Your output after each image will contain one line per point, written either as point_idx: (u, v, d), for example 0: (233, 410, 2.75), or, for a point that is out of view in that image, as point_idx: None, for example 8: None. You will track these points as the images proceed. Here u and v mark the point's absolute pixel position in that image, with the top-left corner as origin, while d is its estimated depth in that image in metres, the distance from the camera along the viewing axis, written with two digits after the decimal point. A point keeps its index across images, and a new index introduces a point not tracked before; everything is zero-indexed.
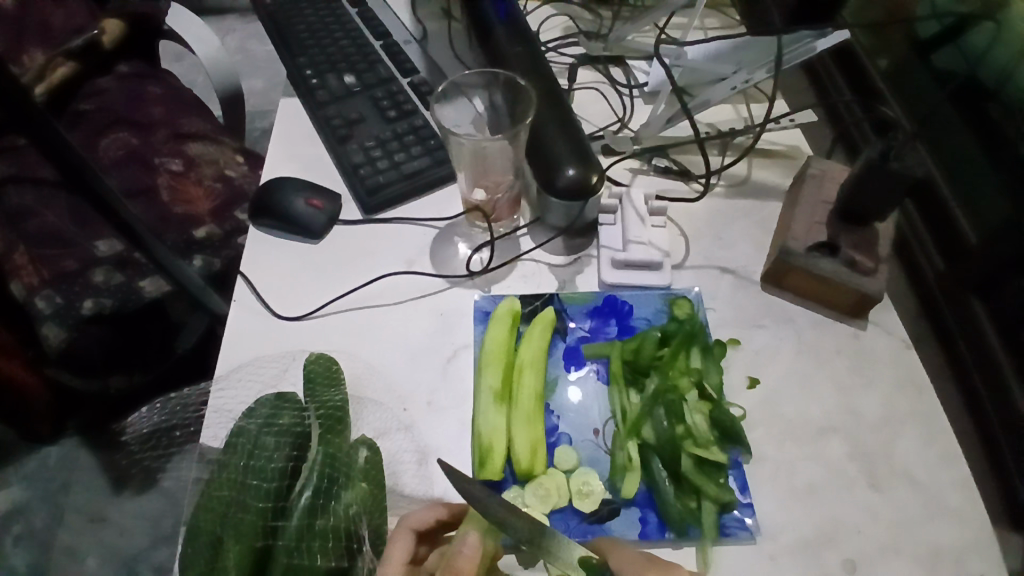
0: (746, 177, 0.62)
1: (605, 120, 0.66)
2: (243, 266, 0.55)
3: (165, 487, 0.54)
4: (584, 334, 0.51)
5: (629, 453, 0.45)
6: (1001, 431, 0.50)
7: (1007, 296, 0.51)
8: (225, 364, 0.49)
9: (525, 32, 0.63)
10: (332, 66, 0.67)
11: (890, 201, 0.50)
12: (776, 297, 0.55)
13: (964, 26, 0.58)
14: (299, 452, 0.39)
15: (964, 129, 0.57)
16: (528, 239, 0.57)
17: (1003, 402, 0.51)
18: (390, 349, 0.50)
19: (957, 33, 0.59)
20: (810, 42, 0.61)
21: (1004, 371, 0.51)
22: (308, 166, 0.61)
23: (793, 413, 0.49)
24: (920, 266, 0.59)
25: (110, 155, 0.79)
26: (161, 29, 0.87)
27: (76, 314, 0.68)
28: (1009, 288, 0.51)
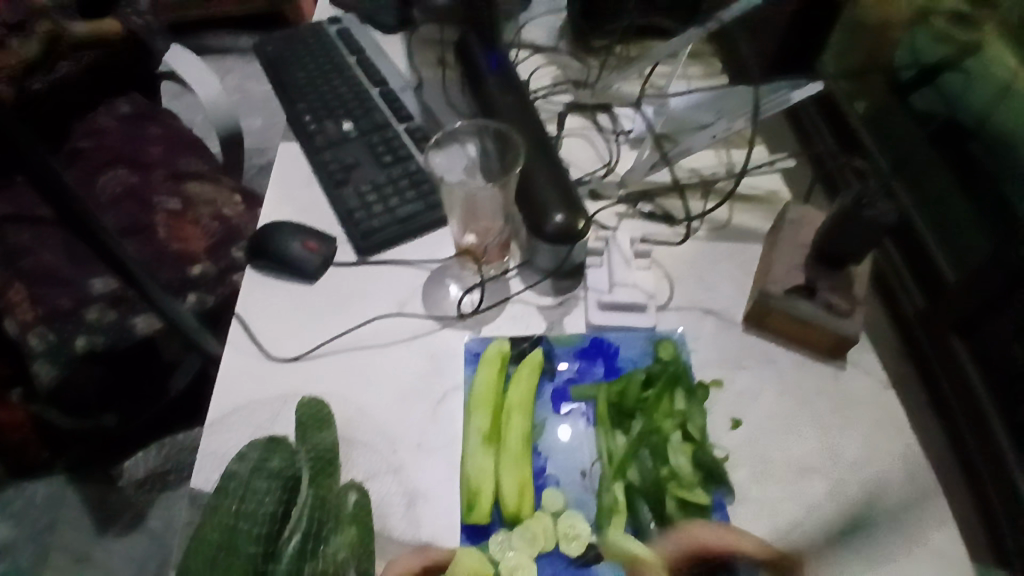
0: (728, 221, 0.64)
1: (592, 165, 0.68)
2: (240, 307, 0.56)
3: None
4: (572, 375, 0.52)
5: (615, 495, 0.45)
6: None
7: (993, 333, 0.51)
8: (218, 407, 0.50)
9: (515, 83, 0.66)
10: (330, 113, 0.70)
11: (864, 248, 0.52)
12: (758, 338, 0.56)
13: (940, 71, 0.63)
14: (290, 497, 0.40)
15: (944, 166, 0.59)
16: (518, 280, 0.59)
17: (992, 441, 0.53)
18: (381, 391, 0.51)
19: (933, 77, 0.64)
20: (786, 93, 0.62)
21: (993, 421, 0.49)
22: (304, 209, 0.63)
23: (775, 453, 0.50)
24: (899, 299, 0.60)
25: (108, 192, 0.81)
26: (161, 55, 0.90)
27: (70, 351, 0.69)
28: (993, 328, 0.51)
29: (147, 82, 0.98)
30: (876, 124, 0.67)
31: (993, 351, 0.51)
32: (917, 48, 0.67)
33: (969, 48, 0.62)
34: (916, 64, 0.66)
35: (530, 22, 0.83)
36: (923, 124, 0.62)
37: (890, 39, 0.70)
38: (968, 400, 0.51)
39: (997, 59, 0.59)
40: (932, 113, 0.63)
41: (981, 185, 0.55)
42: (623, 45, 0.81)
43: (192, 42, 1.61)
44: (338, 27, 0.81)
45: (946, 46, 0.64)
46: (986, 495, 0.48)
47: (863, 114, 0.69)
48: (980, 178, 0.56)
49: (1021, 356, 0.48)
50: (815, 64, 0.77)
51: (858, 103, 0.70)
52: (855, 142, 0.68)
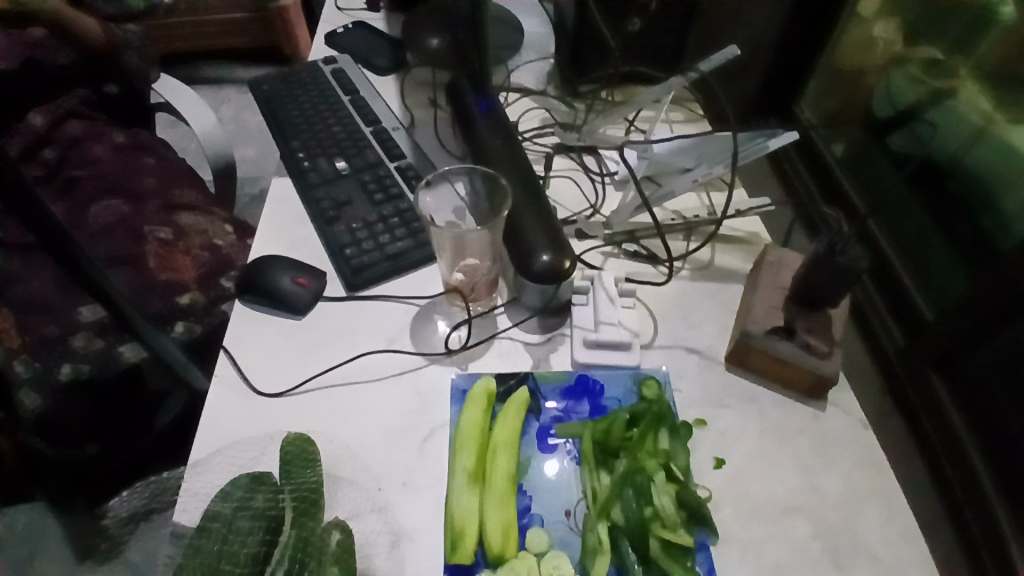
0: (710, 261, 0.66)
1: (578, 205, 0.70)
2: (227, 341, 0.56)
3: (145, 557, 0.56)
4: (558, 413, 0.52)
5: (599, 535, 0.45)
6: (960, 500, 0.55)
7: (971, 372, 0.60)
8: (204, 445, 0.49)
9: (506, 126, 0.68)
10: (324, 150, 0.72)
11: (840, 292, 0.54)
12: (740, 377, 0.57)
13: (913, 114, 0.70)
14: (272, 538, 0.41)
15: (920, 208, 0.69)
16: (505, 317, 0.60)
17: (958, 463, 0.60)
18: (367, 428, 0.51)
19: (907, 119, 0.71)
20: (763, 142, 0.65)
21: (964, 442, 0.60)
22: (296, 245, 0.64)
23: (758, 492, 0.50)
24: (880, 335, 0.67)
25: (99, 223, 0.81)
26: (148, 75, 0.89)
27: (53, 381, 0.69)
28: (975, 361, 0.59)
29: (140, 111, 0.97)
30: (856, 168, 0.74)
31: (982, 380, 0.59)
32: (893, 91, 0.73)
33: (941, 94, 0.67)
34: (893, 108, 0.73)
35: (520, 66, 0.85)
36: (899, 165, 0.71)
37: (865, 83, 0.76)
38: (950, 441, 0.61)
39: (971, 102, 0.64)
40: (908, 154, 0.70)
41: (958, 223, 0.65)
42: (609, 90, 0.83)
43: (188, 72, 1.64)
44: (333, 67, 0.83)
45: (921, 89, 0.69)
46: (965, 521, 0.59)
47: (842, 154, 0.76)
48: (956, 213, 0.65)
49: (1001, 391, 0.58)
50: (793, 109, 0.82)
51: (835, 145, 0.77)
52: (836, 191, 0.73)
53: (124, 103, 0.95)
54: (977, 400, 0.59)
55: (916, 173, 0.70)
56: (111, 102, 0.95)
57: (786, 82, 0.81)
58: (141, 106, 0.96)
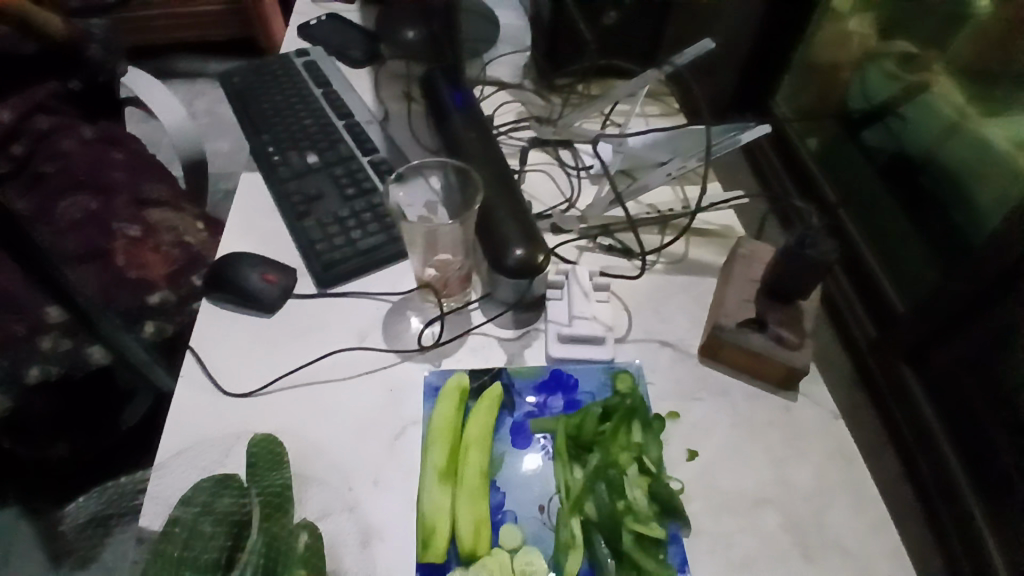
0: (684, 255, 0.66)
1: (553, 199, 0.70)
2: (194, 340, 0.55)
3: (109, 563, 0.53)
4: (531, 408, 0.52)
5: (572, 530, 0.45)
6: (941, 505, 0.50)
7: (938, 365, 0.53)
8: (167, 447, 0.48)
9: (480, 120, 0.67)
10: (295, 144, 0.70)
11: (809, 284, 0.54)
12: (712, 370, 0.57)
13: (887, 110, 0.67)
14: (235, 542, 0.41)
15: (891, 198, 0.64)
16: (479, 313, 0.59)
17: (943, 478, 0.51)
18: (338, 426, 0.50)
19: (881, 115, 0.68)
20: (735, 136, 0.65)
21: (939, 445, 0.52)
22: (266, 240, 0.63)
23: (730, 484, 0.50)
24: (854, 332, 0.63)
25: (68, 219, 0.79)
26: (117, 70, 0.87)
27: (20, 382, 0.67)
28: (939, 357, 0.53)
29: (107, 102, 0.93)
30: (830, 163, 0.72)
31: (953, 376, 0.51)
32: (867, 86, 0.70)
33: (914, 89, 0.65)
34: (866, 103, 0.70)
35: (495, 60, 0.85)
36: (871, 160, 0.68)
37: (840, 80, 0.74)
38: (920, 428, 0.53)
39: (945, 97, 0.61)
40: (881, 148, 0.67)
41: (930, 216, 0.60)
42: (584, 85, 0.84)
43: (161, 65, 1.60)
44: (305, 60, 0.82)
45: (895, 85, 0.67)
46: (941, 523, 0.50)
47: (816, 149, 0.74)
48: (928, 206, 0.61)
49: (971, 388, 0.50)
50: (769, 104, 0.80)
51: (810, 140, 0.76)
52: (810, 181, 0.72)
53: (90, 95, 0.91)
54: (950, 397, 0.52)
55: (889, 167, 0.66)
56: (76, 96, 0.91)
57: (761, 77, 0.80)
58: (108, 97, 0.92)
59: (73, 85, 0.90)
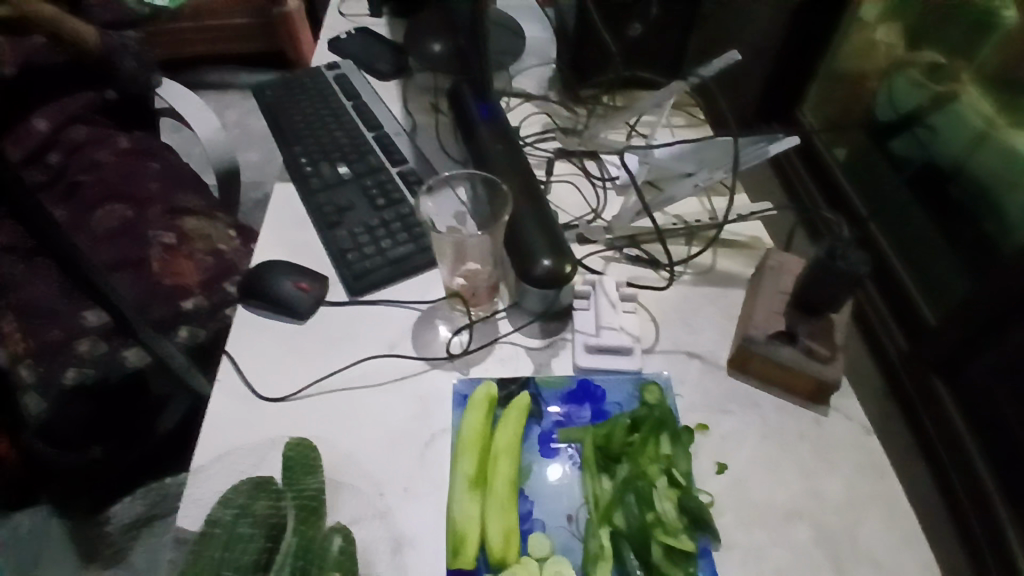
0: (712, 265, 0.66)
1: (580, 210, 0.70)
2: (230, 346, 0.57)
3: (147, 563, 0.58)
4: (559, 418, 0.52)
5: (601, 541, 0.45)
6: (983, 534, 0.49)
7: (974, 378, 0.53)
8: (205, 452, 0.50)
9: (507, 132, 0.68)
10: (326, 156, 0.72)
11: (840, 297, 0.54)
12: (741, 382, 0.57)
13: (915, 118, 0.66)
14: (273, 545, 0.42)
15: (923, 207, 0.64)
16: (506, 322, 0.60)
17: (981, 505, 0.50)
18: (369, 433, 0.51)
19: (907, 124, 0.67)
20: (763, 147, 0.65)
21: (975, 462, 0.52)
22: (298, 250, 0.65)
23: (760, 498, 0.50)
24: (885, 346, 0.62)
25: (104, 227, 0.82)
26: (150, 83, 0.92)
27: (59, 385, 0.70)
28: (973, 369, 0.53)
29: (141, 114, 0.97)
30: (855, 171, 0.73)
31: (991, 393, 0.52)
32: (894, 95, 0.69)
33: (943, 98, 0.64)
34: (893, 112, 0.70)
35: (521, 72, 0.87)
36: (900, 168, 0.67)
37: (866, 88, 0.73)
38: (953, 443, 0.53)
39: (974, 105, 0.61)
40: (909, 156, 0.67)
41: (961, 226, 0.60)
42: (610, 95, 0.84)
43: (193, 78, 1.65)
44: (335, 73, 0.84)
45: (921, 92, 0.66)
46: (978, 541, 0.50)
47: (844, 158, 0.74)
48: (961, 218, 0.60)
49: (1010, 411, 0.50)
50: (794, 114, 0.81)
51: (838, 149, 0.75)
52: (839, 195, 0.72)
53: (124, 107, 0.96)
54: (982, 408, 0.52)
55: (916, 176, 0.66)
56: (111, 106, 0.95)
57: (787, 87, 0.80)
58: (143, 110, 0.97)
59: (110, 95, 0.95)
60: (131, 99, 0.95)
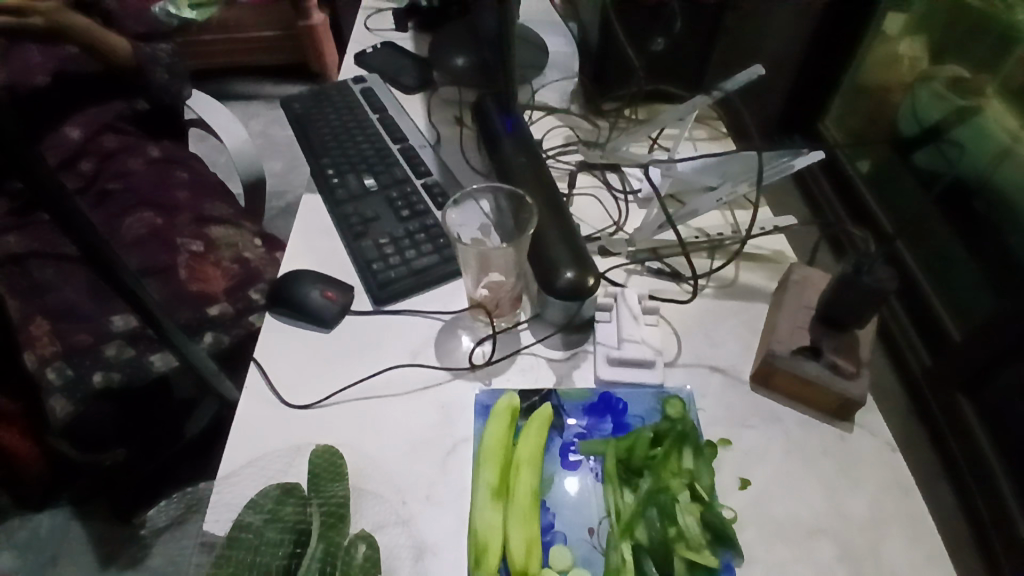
0: (734, 279, 0.66)
1: (601, 222, 0.71)
2: (257, 354, 0.58)
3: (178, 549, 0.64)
4: (581, 430, 0.53)
5: (623, 554, 0.45)
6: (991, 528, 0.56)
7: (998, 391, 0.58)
8: (234, 458, 0.51)
9: (530, 145, 0.69)
10: (352, 167, 0.74)
11: (866, 313, 0.53)
12: (764, 397, 0.57)
13: (940, 130, 0.69)
14: (300, 551, 0.43)
15: (947, 224, 0.69)
16: (528, 333, 0.61)
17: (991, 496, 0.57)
18: (391, 441, 0.52)
19: (933, 136, 0.70)
20: (788, 161, 0.64)
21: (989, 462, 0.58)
22: (324, 259, 0.66)
23: (783, 514, 0.49)
24: (908, 360, 0.65)
25: (132, 233, 0.84)
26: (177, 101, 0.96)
27: (85, 387, 0.72)
28: (1001, 382, 0.58)
29: (171, 124, 1.00)
30: (881, 190, 0.74)
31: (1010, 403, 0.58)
32: (918, 108, 0.72)
33: (968, 111, 0.67)
34: (918, 126, 0.72)
35: (544, 86, 0.87)
36: (928, 186, 0.70)
37: (891, 99, 0.75)
38: (968, 447, 0.60)
39: (997, 119, 0.64)
40: (935, 171, 0.69)
41: (982, 244, 0.65)
42: (632, 109, 0.85)
43: (220, 89, 1.69)
44: (362, 86, 0.86)
45: (945, 105, 0.69)
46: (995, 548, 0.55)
47: (867, 172, 0.76)
48: (984, 233, 0.65)
49: None
50: (817, 126, 0.82)
51: (861, 163, 0.77)
52: (864, 211, 0.73)
53: (155, 117, 0.99)
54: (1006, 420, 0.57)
55: (946, 196, 0.69)
56: (142, 117, 0.99)
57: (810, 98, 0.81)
58: (173, 120, 1.00)
59: (141, 106, 0.99)
60: (161, 109, 0.98)
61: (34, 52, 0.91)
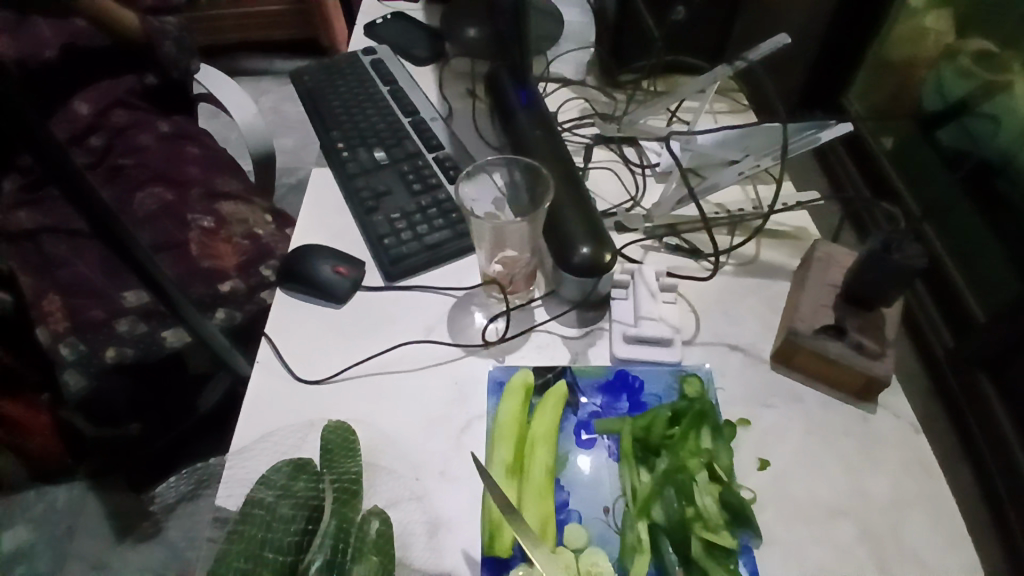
0: (755, 256, 0.64)
1: (618, 197, 0.69)
2: (269, 328, 0.57)
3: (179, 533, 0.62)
4: (596, 409, 0.52)
5: (639, 533, 0.44)
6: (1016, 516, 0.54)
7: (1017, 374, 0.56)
8: (248, 433, 0.50)
9: (545, 117, 0.67)
10: (363, 141, 0.72)
11: (894, 291, 0.51)
12: (785, 376, 0.55)
13: (964, 107, 0.66)
14: (313, 527, 0.42)
15: (967, 204, 0.64)
16: (542, 310, 0.59)
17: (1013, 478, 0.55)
18: (404, 417, 0.51)
19: (959, 113, 0.67)
20: (814, 133, 0.62)
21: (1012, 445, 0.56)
22: (337, 235, 0.65)
23: (803, 496, 0.48)
24: (931, 343, 0.63)
25: (145, 209, 0.83)
26: (186, 84, 0.96)
27: (99, 362, 0.71)
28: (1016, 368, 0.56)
29: (180, 98, 0.98)
30: (906, 162, 0.71)
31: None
32: (943, 85, 0.69)
33: (995, 86, 0.63)
34: (942, 101, 0.69)
35: (558, 58, 0.84)
36: (952, 167, 0.67)
37: (917, 78, 0.73)
38: (993, 433, 0.57)
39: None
40: (960, 150, 0.67)
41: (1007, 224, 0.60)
42: (651, 80, 0.82)
43: (230, 64, 1.67)
44: (373, 58, 0.84)
45: (971, 81, 0.65)
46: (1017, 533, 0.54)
47: (890, 148, 0.73)
48: (999, 212, 0.61)
49: None
50: (840, 101, 0.80)
51: (885, 139, 0.74)
52: (887, 187, 0.70)
53: (165, 91, 0.97)
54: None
55: (971, 175, 0.65)
56: (151, 91, 0.96)
57: (832, 72, 0.79)
58: (182, 94, 0.98)
59: (150, 80, 0.97)
60: (172, 83, 0.96)
61: (43, 26, 0.90)
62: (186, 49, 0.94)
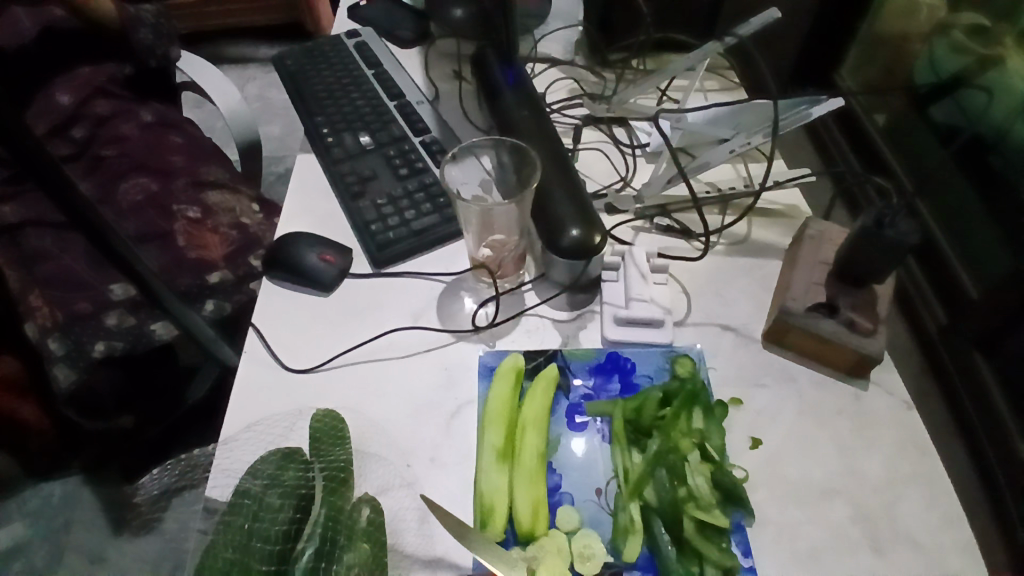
0: (746, 236, 0.64)
1: (608, 178, 0.69)
2: (255, 318, 0.56)
3: (177, 523, 0.62)
4: (587, 391, 0.51)
5: (631, 515, 0.44)
6: (1007, 488, 0.51)
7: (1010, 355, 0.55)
8: (234, 423, 0.50)
9: (532, 96, 0.66)
10: (348, 125, 0.71)
11: (887, 267, 0.51)
12: (776, 355, 0.55)
13: (959, 82, 0.64)
14: (303, 515, 0.42)
15: (964, 178, 0.62)
16: (533, 294, 0.59)
17: (1005, 453, 0.54)
18: (395, 403, 0.51)
19: (953, 87, 0.64)
20: (806, 109, 0.61)
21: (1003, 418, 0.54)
22: (322, 221, 0.64)
23: (796, 475, 0.48)
24: (923, 320, 0.61)
25: (128, 200, 0.82)
26: (172, 86, 0.96)
27: (87, 357, 0.70)
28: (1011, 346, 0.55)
29: (161, 85, 0.96)
30: (895, 142, 0.69)
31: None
32: (936, 62, 0.67)
33: (990, 62, 0.62)
34: (935, 77, 0.67)
35: (546, 37, 0.84)
36: (946, 142, 0.64)
37: (909, 51, 0.70)
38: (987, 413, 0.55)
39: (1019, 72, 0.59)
40: (954, 125, 0.64)
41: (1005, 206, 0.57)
42: (641, 59, 0.81)
43: (212, 50, 1.64)
44: (356, 40, 0.82)
45: (966, 57, 0.64)
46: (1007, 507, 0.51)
47: (883, 125, 0.71)
48: (998, 192, 0.58)
49: None
50: (833, 78, 0.78)
51: (878, 116, 0.72)
52: (880, 163, 0.69)
53: (144, 79, 0.94)
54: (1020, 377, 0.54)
55: (965, 150, 0.62)
56: (131, 80, 0.93)
57: (822, 51, 0.77)
58: (163, 80, 0.95)
59: (128, 70, 0.93)
60: (151, 72, 0.94)
61: (21, 14, 0.88)
62: (163, 36, 0.92)
